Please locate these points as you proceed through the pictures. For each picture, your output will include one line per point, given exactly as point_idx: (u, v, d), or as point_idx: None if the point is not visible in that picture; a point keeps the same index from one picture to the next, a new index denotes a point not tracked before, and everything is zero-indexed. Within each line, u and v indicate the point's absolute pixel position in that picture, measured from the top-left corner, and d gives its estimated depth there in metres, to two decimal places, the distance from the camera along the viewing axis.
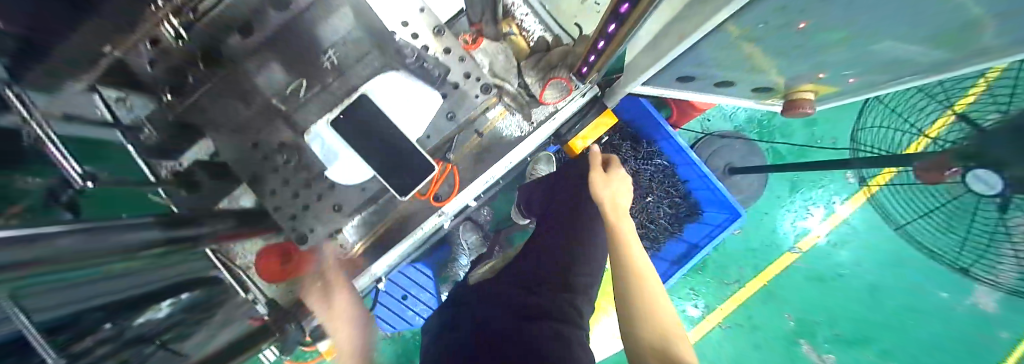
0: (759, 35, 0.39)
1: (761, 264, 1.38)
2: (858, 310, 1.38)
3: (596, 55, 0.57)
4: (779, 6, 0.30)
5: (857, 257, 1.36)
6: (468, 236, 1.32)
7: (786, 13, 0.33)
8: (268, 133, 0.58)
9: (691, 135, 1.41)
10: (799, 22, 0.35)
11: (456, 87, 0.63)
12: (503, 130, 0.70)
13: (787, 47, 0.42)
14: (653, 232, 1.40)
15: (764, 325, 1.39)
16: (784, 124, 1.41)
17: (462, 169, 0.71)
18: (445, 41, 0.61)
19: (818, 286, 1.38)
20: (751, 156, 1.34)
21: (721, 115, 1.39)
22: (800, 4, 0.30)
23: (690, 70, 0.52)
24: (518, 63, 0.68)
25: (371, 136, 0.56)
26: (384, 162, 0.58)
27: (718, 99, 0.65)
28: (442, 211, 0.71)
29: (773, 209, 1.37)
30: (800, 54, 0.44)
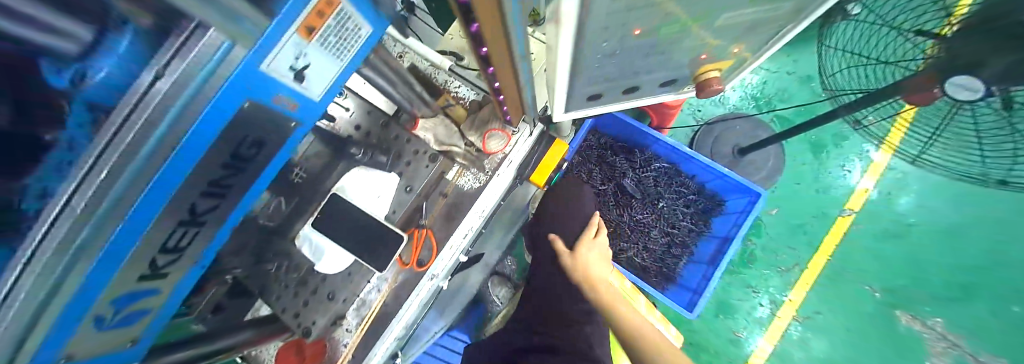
0: (611, 48, 0.46)
1: (814, 239, 1.20)
2: (948, 259, 1.17)
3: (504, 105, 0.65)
4: (600, 27, 0.39)
5: (920, 202, 1.18)
6: (498, 291, 1.30)
7: (613, 31, 0.41)
8: (266, 247, 0.68)
9: (687, 129, 1.35)
10: (633, 30, 0.41)
11: (408, 164, 0.73)
12: (464, 185, 0.76)
13: (646, 52, 0.49)
14: (678, 237, 1.31)
15: (849, 302, 1.18)
16: (782, 88, 1.32)
17: (437, 231, 0.75)
18: (393, 130, 0.73)
19: (893, 244, 1.18)
20: (756, 130, 1.27)
21: (711, 100, 1.34)
22: (611, 21, 0.38)
23: (590, 90, 0.59)
24: (459, 128, 0.76)
25: (343, 227, 0.66)
26: (359, 245, 0.66)
27: (640, 103, 0.70)
28: (430, 273, 0.74)
29: (804, 178, 1.23)
30: (669, 50, 0.49)
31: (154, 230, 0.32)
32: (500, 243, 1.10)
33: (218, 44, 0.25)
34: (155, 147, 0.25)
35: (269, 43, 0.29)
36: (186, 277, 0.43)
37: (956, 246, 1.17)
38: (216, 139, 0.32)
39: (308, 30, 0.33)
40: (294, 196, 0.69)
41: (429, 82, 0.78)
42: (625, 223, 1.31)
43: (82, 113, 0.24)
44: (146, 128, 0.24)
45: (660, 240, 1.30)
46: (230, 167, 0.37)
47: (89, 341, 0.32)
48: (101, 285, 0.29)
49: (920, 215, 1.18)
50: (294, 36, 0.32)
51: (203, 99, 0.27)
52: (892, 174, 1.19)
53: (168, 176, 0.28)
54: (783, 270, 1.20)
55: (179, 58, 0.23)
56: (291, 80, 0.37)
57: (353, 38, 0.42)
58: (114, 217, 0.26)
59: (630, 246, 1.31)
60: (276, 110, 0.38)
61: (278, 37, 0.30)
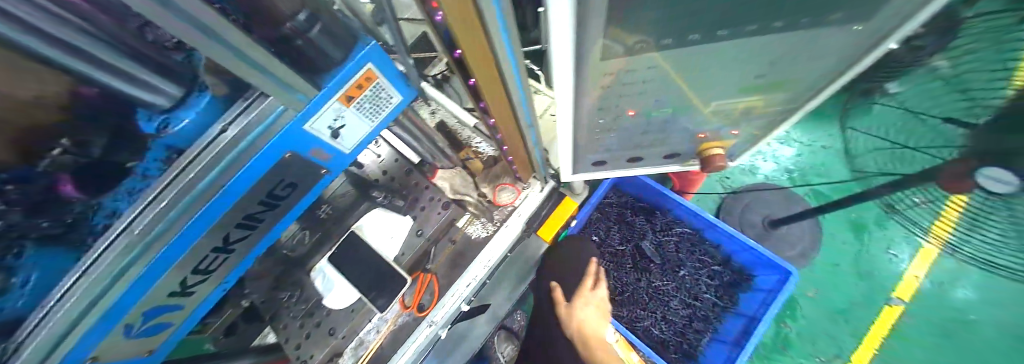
0: (608, 122, 0.54)
1: (859, 328, 1.08)
2: None
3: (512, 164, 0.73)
4: (596, 107, 0.49)
5: (980, 296, 1.07)
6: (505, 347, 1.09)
7: (605, 111, 0.51)
8: (285, 275, 0.73)
9: (714, 196, 1.28)
10: (626, 111, 0.51)
11: (422, 209, 0.79)
12: (472, 233, 0.80)
13: (642, 127, 0.57)
14: (701, 311, 1.18)
15: None
16: (819, 161, 1.25)
17: (441, 276, 0.77)
18: (414, 177, 0.80)
19: (949, 343, 1.06)
20: (790, 202, 1.19)
21: (742, 169, 1.28)
22: (604, 103, 0.48)
23: (595, 155, 0.67)
24: (474, 180, 0.82)
25: (357, 264, 0.71)
26: (365, 282, 0.70)
27: (638, 172, 0.75)
28: (430, 319, 0.73)
29: (845, 259, 1.13)
30: (663, 124, 0.56)
31: (199, 247, 0.38)
32: (510, 299, 0.94)
33: (273, 107, 0.33)
34: (208, 183, 0.32)
35: (313, 109, 0.37)
36: (205, 300, 0.49)
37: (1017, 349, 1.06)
38: (255, 183, 0.38)
39: (348, 98, 0.42)
40: (317, 230, 0.75)
41: (452, 136, 0.84)
42: (643, 289, 1.22)
43: (160, 152, 0.33)
44: (207, 167, 0.32)
45: (682, 311, 1.19)
46: (262, 204, 0.44)
47: (109, 343, 0.36)
48: (143, 291, 0.34)
49: (980, 309, 1.07)
50: (335, 102, 0.40)
51: (249, 152, 0.34)
52: (944, 261, 1.09)
53: (216, 206, 0.35)
54: (824, 360, 1.07)
55: (251, 112, 0.33)
56: (327, 136, 0.45)
57: (385, 104, 0.50)
58: (169, 234, 0.32)
59: (649, 315, 1.20)
60: (310, 160, 0.46)
61: (322, 102, 0.38)
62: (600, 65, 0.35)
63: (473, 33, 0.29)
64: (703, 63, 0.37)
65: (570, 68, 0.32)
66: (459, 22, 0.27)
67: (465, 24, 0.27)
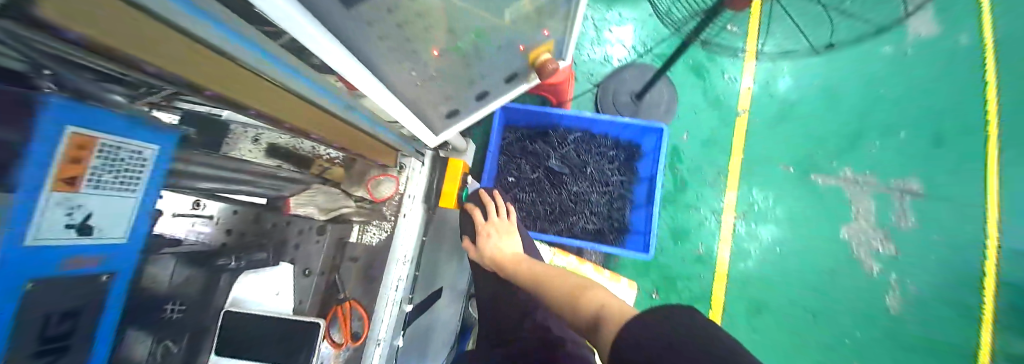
0: (420, 68, 0.51)
1: (724, 143, 1.41)
2: (832, 118, 1.42)
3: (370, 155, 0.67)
4: (391, 60, 0.45)
5: (796, 79, 1.43)
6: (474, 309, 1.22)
7: (406, 59, 0.47)
8: None
9: (587, 94, 1.42)
10: (426, 51, 0.48)
11: (297, 246, 0.71)
12: (370, 241, 0.73)
13: (461, 66, 0.56)
14: (615, 191, 1.39)
15: (772, 180, 1.41)
16: (652, 32, 1.43)
17: (363, 298, 0.70)
18: (269, 219, 0.68)
19: (786, 121, 1.42)
20: (644, 72, 1.38)
21: (596, 61, 1.42)
22: (394, 53, 0.45)
23: (442, 104, 0.66)
24: (342, 187, 0.75)
25: (250, 339, 0.58)
26: (272, 349, 0.58)
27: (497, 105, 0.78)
28: (375, 338, 0.69)
29: (693, 100, 1.42)
30: (479, 57, 0.56)
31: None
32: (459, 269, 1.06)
33: None
34: None
35: (23, 220, 0.25)
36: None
37: (833, 101, 1.43)
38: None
39: (70, 182, 0.27)
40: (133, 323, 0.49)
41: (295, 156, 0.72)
42: (566, 199, 1.37)
43: None
44: None
45: (603, 199, 1.39)
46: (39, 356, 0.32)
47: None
48: None
49: (801, 86, 1.43)
50: (55, 194, 0.27)
51: None
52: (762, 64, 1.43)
53: None
54: (704, 181, 1.41)
55: None
56: (75, 235, 0.30)
57: (139, 168, 0.35)
58: None
59: (580, 217, 1.37)
60: (76, 272, 0.33)
61: (31, 206, 0.25)
62: (352, 16, 0.33)
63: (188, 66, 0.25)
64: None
65: (315, 29, 0.29)
66: (163, 63, 0.22)
67: (171, 58, 0.23)
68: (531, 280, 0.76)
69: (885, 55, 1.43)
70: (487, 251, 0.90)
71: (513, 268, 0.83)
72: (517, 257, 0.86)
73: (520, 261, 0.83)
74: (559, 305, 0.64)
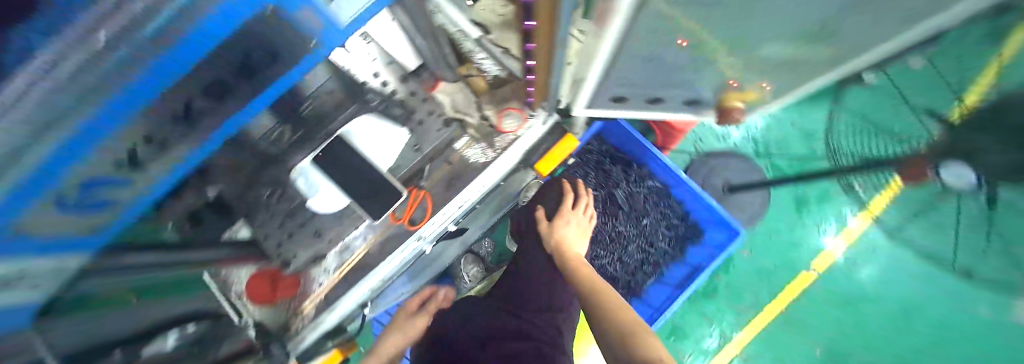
0: (654, 53, 0.46)
1: (778, 287, 1.32)
2: (892, 337, 1.30)
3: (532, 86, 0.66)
4: (651, 38, 0.41)
5: (879, 282, 1.30)
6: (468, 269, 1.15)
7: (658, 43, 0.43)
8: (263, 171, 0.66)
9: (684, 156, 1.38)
10: (679, 40, 0.42)
11: (420, 123, 0.72)
12: (469, 157, 0.76)
13: (680, 68, 0.52)
14: (654, 257, 1.34)
15: (794, 348, 1.33)
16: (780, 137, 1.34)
17: (435, 194, 0.76)
18: (410, 85, 0.72)
19: (845, 310, 1.31)
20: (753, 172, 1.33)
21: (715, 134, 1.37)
22: (662, 34, 0.40)
23: (624, 89, 0.61)
24: (478, 99, 0.76)
25: (348, 170, 0.66)
26: (357, 189, 0.66)
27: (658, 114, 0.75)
28: (419, 234, 0.75)
29: (785, 229, 1.33)
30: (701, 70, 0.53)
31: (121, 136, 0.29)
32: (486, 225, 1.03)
33: None
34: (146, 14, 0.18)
35: None
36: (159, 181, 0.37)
37: (908, 323, 1.30)
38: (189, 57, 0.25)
39: None
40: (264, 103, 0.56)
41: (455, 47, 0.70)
42: (607, 232, 1.35)
43: None
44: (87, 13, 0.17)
45: (637, 257, 1.34)
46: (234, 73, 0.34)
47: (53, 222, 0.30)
48: (44, 187, 0.24)
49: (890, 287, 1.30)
50: None
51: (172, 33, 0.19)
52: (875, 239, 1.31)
53: (160, 61, 0.23)
54: (740, 309, 1.33)
55: None
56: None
57: None
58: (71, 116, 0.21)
59: (607, 256, 1.35)
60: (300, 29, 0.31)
61: None
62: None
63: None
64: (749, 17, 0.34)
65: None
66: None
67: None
68: (584, 293, 0.71)
69: (980, 324, 1.27)
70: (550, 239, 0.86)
71: (569, 268, 0.79)
72: (577, 261, 0.80)
73: (578, 265, 0.78)
74: (608, 332, 0.58)
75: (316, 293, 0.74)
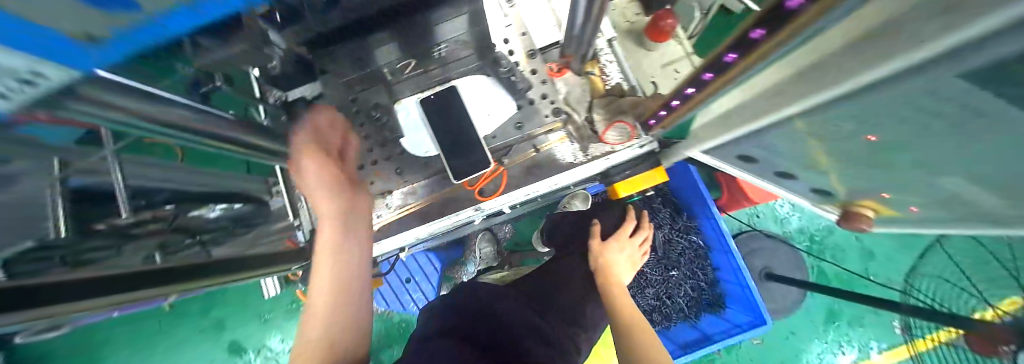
0: (826, 136, 0.42)
1: None
2: None
3: (666, 111, 0.63)
4: (837, 122, 0.37)
5: None
6: (483, 245, 1.52)
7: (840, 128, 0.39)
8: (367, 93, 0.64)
9: (736, 223, 1.47)
10: (868, 136, 0.38)
11: (531, 103, 0.68)
12: (558, 153, 0.75)
13: (829, 158, 0.48)
14: (666, 308, 1.31)
15: None
16: (837, 246, 1.43)
17: (511, 175, 0.76)
18: (534, 63, 0.70)
19: None
20: (793, 266, 1.38)
21: (772, 216, 1.46)
22: (853, 125, 0.36)
23: (756, 152, 0.57)
24: (591, 99, 0.76)
25: (450, 122, 0.65)
26: (449, 145, 0.65)
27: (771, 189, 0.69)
28: (481, 206, 0.75)
29: (802, 332, 1.34)
30: (847, 167, 0.49)
31: None
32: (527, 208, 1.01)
33: None
34: None
35: None
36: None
37: None
38: None
39: None
40: (408, 34, 0.55)
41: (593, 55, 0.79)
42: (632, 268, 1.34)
43: None
44: None
45: (651, 300, 1.31)
46: None
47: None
48: None
49: None
50: None
51: None
52: None
53: None
54: None
55: None
56: None
57: None
58: None
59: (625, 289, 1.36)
60: None
61: None
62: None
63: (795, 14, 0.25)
64: (970, 143, 0.30)
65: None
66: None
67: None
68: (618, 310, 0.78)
69: None
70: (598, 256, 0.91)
71: (608, 286, 0.84)
72: (615, 283, 0.85)
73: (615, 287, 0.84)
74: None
75: None
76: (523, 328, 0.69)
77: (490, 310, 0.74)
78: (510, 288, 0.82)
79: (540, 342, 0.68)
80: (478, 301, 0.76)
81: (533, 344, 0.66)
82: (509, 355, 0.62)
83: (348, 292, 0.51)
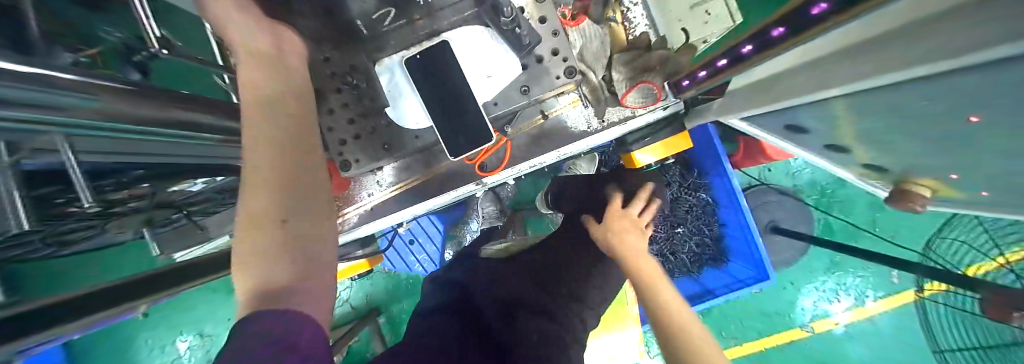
0: (912, 104, 0.34)
1: (765, 330, 1.45)
2: None
3: (711, 71, 0.54)
4: (935, 92, 0.29)
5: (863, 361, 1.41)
6: (485, 205, 1.49)
7: (938, 99, 0.30)
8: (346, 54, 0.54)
9: (747, 178, 1.47)
10: (970, 112, 0.30)
11: (540, 61, 0.56)
12: (568, 120, 0.66)
13: (903, 129, 0.40)
14: (669, 263, 1.34)
15: None
16: (847, 200, 1.44)
17: (515, 146, 0.68)
18: (543, 9, 0.56)
19: None
20: (798, 220, 1.41)
21: (785, 171, 1.45)
22: (960, 98, 0.28)
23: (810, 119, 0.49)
24: (611, 55, 0.63)
25: (446, 86, 0.55)
26: (445, 116, 0.56)
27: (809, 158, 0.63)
28: (483, 181, 0.69)
29: (801, 282, 1.43)
30: (915, 142, 0.41)
31: None
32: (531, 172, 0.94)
33: None
34: None
35: None
36: None
37: None
38: None
39: None
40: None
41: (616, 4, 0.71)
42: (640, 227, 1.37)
43: None
44: None
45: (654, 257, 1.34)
46: None
47: None
48: None
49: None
50: None
51: None
52: (880, 320, 1.40)
53: None
54: (725, 332, 1.46)
55: None
56: None
57: None
58: None
59: None
60: None
61: None
62: None
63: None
64: None
65: None
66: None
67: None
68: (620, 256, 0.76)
69: None
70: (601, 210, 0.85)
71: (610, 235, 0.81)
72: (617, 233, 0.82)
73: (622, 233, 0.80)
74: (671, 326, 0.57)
75: (360, 203, 0.70)
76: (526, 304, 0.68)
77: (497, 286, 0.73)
78: (512, 269, 0.79)
79: (544, 316, 0.66)
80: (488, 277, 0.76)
81: (531, 320, 0.64)
82: (515, 329, 0.61)
83: (306, 228, 0.38)
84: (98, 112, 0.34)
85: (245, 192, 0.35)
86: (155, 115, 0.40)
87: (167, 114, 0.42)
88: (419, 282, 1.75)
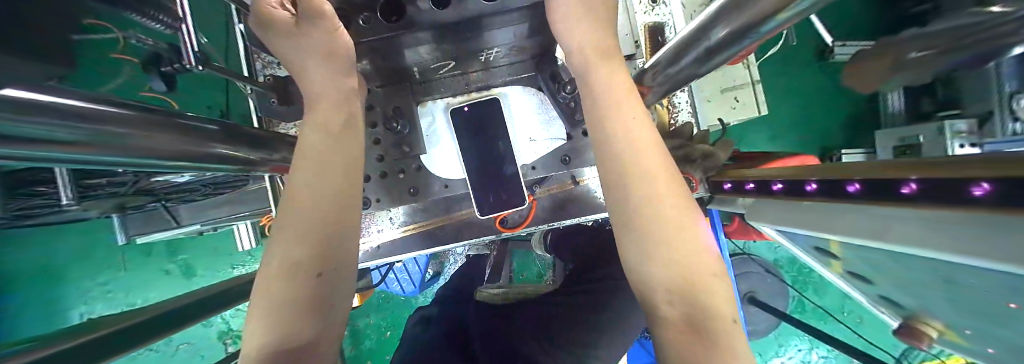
0: (952, 277, 0.33)
1: None
2: None
3: (753, 185, 0.56)
4: (985, 281, 0.28)
5: None
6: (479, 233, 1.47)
7: (987, 286, 0.29)
8: (396, 96, 0.53)
9: (732, 246, 1.52)
10: (1012, 302, 0.29)
11: (586, 135, 0.56)
12: (598, 191, 0.64)
13: (917, 281, 0.40)
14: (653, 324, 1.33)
15: None
16: (821, 283, 1.52)
17: (539, 208, 0.66)
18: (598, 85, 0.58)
19: None
20: (778, 297, 1.43)
21: (768, 245, 1.51)
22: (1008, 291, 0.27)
23: (848, 255, 0.48)
24: None
25: (481, 139, 0.53)
26: (481, 176, 0.53)
27: (828, 275, 0.62)
28: (502, 236, 0.65)
29: (766, 352, 1.49)
30: (933, 298, 0.41)
31: None
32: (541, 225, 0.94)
33: None
34: None
35: None
36: None
37: None
38: None
39: None
40: (451, 38, 0.42)
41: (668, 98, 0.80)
42: None
43: None
44: None
45: None
46: None
47: None
48: None
49: None
50: None
51: None
52: None
53: None
54: None
55: None
56: None
57: None
58: None
59: None
60: None
61: None
62: None
63: (954, 199, 0.24)
64: None
65: None
66: (981, 170, 0.22)
67: (984, 166, 0.23)
68: (645, 265, 0.38)
69: None
70: (608, 143, 0.40)
71: (616, 199, 0.40)
72: (652, 194, 0.37)
73: (665, 198, 0.37)
74: (666, 335, 0.36)
75: (366, 238, 0.66)
76: (513, 360, 0.64)
77: (491, 337, 0.70)
78: (505, 311, 0.78)
79: None
80: (480, 328, 0.73)
81: None
82: None
83: (337, 280, 0.36)
84: (120, 147, 0.30)
85: (277, 237, 0.35)
86: (179, 148, 0.36)
87: (192, 146, 0.37)
88: (392, 297, 1.66)
